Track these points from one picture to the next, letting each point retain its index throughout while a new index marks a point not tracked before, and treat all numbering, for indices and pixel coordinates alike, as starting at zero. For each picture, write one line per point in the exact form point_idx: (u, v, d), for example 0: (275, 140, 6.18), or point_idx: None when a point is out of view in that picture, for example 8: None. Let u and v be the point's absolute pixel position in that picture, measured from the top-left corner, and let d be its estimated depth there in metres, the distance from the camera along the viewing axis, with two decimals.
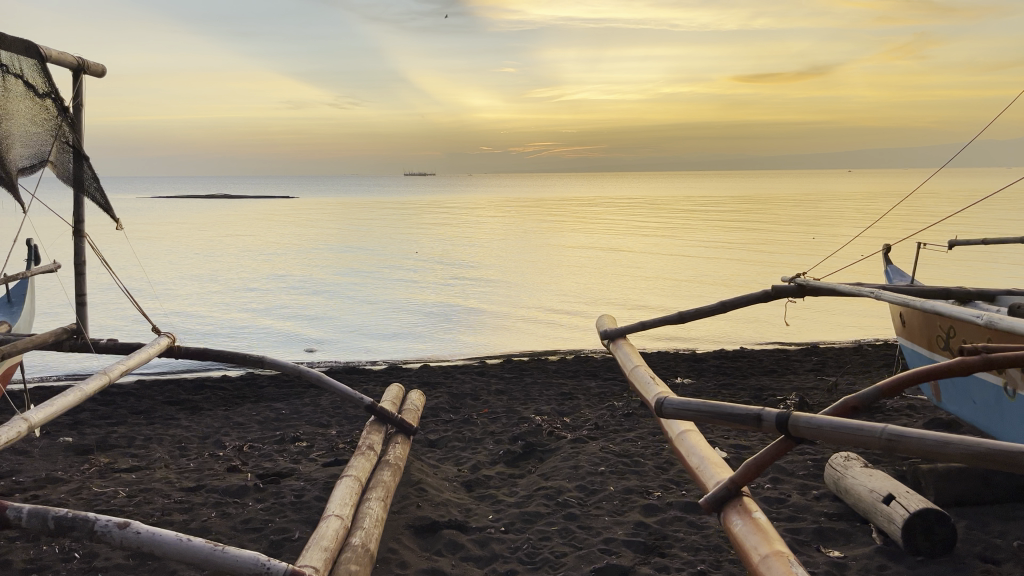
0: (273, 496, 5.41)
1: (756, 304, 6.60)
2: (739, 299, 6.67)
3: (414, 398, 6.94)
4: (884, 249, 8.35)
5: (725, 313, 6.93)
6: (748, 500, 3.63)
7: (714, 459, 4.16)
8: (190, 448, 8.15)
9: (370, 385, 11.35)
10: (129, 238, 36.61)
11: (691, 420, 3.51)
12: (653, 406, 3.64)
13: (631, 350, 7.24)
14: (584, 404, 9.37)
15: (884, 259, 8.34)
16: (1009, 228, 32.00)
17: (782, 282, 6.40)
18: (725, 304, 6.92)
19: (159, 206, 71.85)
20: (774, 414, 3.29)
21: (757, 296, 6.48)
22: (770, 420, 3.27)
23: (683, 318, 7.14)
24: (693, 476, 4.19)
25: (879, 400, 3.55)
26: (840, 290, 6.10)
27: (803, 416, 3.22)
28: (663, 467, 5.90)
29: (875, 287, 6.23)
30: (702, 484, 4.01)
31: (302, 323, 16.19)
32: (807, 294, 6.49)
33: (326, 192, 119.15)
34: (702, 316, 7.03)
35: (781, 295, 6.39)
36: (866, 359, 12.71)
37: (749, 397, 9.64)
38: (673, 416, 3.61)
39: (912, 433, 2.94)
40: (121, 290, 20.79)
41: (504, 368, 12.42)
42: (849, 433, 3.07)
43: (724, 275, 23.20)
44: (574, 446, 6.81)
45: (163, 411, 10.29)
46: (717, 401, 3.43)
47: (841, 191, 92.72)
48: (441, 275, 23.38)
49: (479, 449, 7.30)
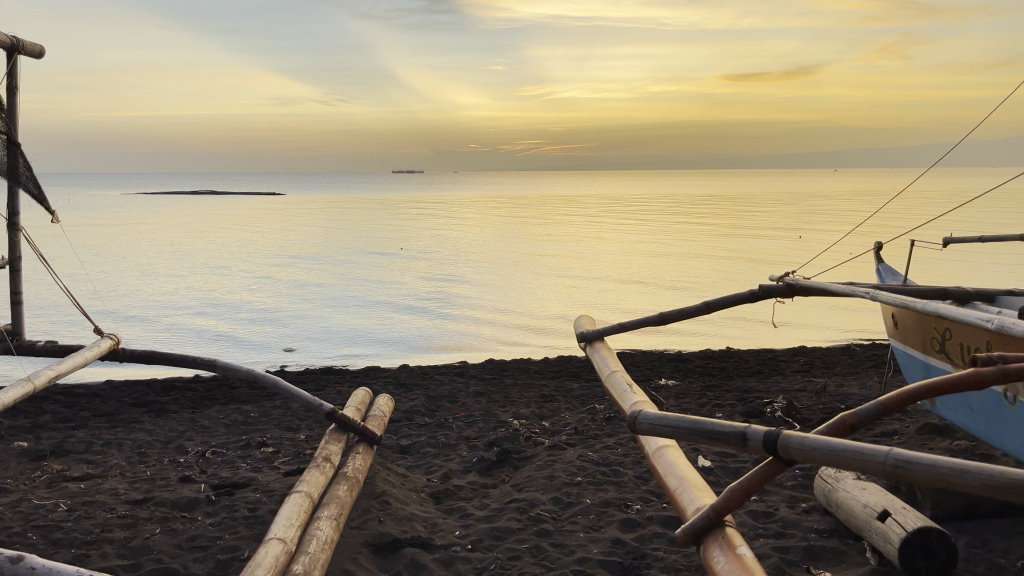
0: (225, 510, 5.04)
1: (743, 304, 6.24)
2: (725, 300, 6.32)
3: (381, 403, 6.58)
4: (876, 247, 8.02)
5: (709, 314, 6.56)
6: (732, 531, 3.27)
7: (693, 480, 3.80)
8: (149, 455, 7.75)
9: (345, 387, 10.98)
10: (110, 235, 36.07)
11: (667, 437, 3.18)
12: (626, 418, 3.31)
13: (610, 354, 6.89)
14: (564, 406, 9.05)
15: (876, 257, 8.02)
16: (995, 228, 32.03)
17: (770, 281, 6.05)
18: (710, 304, 6.55)
19: (142, 203, 71.15)
20: (761, 432, 2.96)
21: (743, 296, 6.13)
22: (757, 440, 2.95)
23: (665, 319, 6.77)
24: (671, 498, 3.83)
25: (880, 415, 3.22)
26: (834, 291, 5.75)
27: (795, 436, 2.90)
28: (643, 477, 5.57)
29: (869, 287, 5.89)
30: (680, 509, 3.65)
31: (277, 327, 15.79)
32: (797, 294, 6.13)
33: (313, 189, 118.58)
34: (685, 317, 6.66)
35: (769, 296, 6.04)
36: (854, 360, 12.44)
37: (734, 399, 9.35)
38: (648, 430, 3.25)
39: (920, 458, 2.61)
40: (92, 290, 20.25)
41: (484, 368, 12.08)
42: (844, 454, 2.75)
43: (711, 276, 22.98)
44: (550, 453, 6.47)
45: (127, 414, 9.87)
46: (698, 417, 3.10)
47: (826, 191, 93.17)
48: (423, 276, 22.99)
49: (452, 456, 6.95)
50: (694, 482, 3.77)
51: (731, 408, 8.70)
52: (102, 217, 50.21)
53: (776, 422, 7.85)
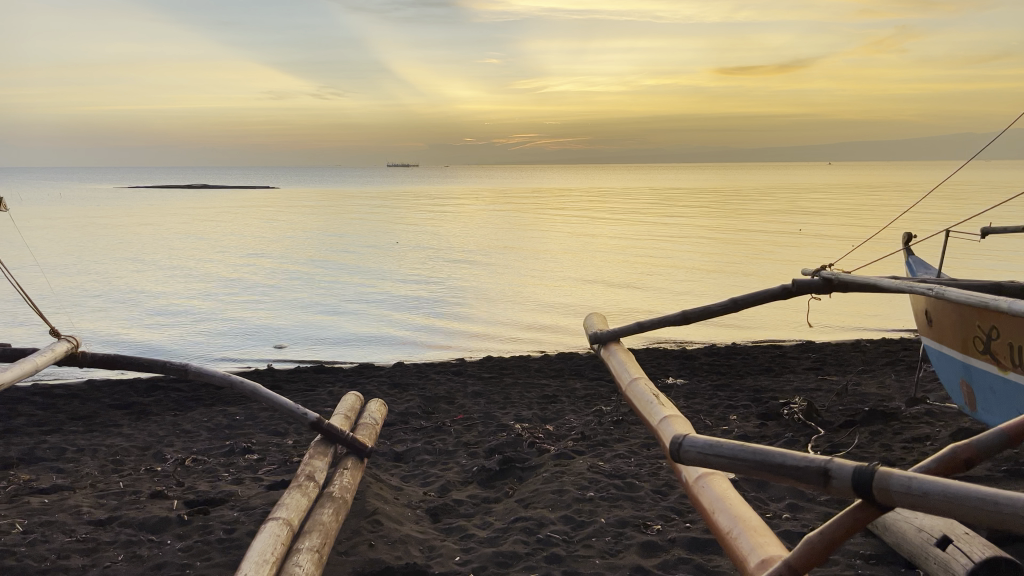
0: (199, 532, 4.52)
1: (773, 301, 5.72)
2: (754, 297, 5.78)
3: (373, 409, 6.04)
4: (905, 239, 7.53)
5: (735, 312, 6.01)
6: None
7: (748, 519, 3.28)
8: (125, 463, 7.22)
9: (336, 387, 10.48)
10: (95, 231, 35.22)
11: (720, 471, 2.64)
12: (670, 447, 2.76)
13: (625, 358, 6.31)
14: (568, 408, 8.55)
15: (904, 249, 7.52)
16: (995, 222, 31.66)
17: (806, 276, 5.53)
18: (737, 301, 6.00)
19: (128, 197, 69.86)
20: (850, 469, 2.44)
21: (774, 292, 5.60)
22: (842, 480, 2.45)
23: (687, 318, 6.22)
24: (721, 540, 3.32)
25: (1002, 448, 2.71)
26: (882, 285, 5.22)
27: (894, 475, 2.39)
28: (661, 491, 5.06)
29: (916, 281, 5.36)
30: (738, 558, 3.14)
31: (270, 324, 15.31)
32: (835, 290, 5.61)
33: (303, 182, 117.30)
34: (708, 316, 6.12)
35: (805, 291, 5.52)
36: (866, 356, 11.98)
37: (746, 399, 8.86)
38: (695, 462, 2.72)
39: None
40: (78, 286, 19.71)
41: (483, 366, 11.59)
42: (966, 505, 2.23)
43: (712, 271, 22.48)
44: (557, 463, 5.96)
45: (107, 416, 9.33)
46: (763, 447, 2.57)
47: (817, 184, 92.64)
48: (418, 271, 22.45)
49: (450, 464, 6.44)
50: (748, 522, 3.25)
51: (746, 410, 8.25)
52: (86, 211, 49.05)
53: (797, 424, 7.41)
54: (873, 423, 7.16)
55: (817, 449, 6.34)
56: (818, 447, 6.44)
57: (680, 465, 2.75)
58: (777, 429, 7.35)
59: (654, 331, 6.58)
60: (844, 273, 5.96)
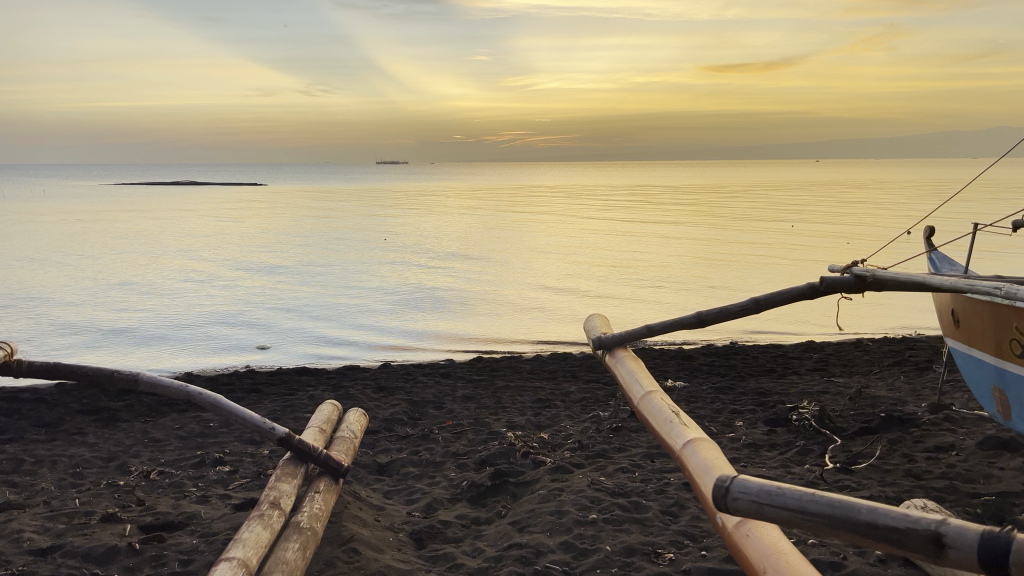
0: (151, 565, 4.02)
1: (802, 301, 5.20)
2: (777, 297, 5.29)
3: (352, 421, 5.51)
4: (928, 232, 7.07)
5: (755, 313, 5.51)
6: None
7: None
8: (85, 478, 6.65)
9: (318, 390, 9.94)
10: (70, 229, 34.23)
11: (786, 523, 2.17)
12: (717, 493, 2.30)
13: (635, 366, 5.77)
14: (563, 414, 8.06)
15: (927, 243, 7.09)
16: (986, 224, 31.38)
17: (836, 273, 5.04)
18: (757, 301, 5.48)
19: (106, 194, 68.50)
20: (971, 534, 1.92)
21: (805, 291, 5.09)
22: (955, 545, 1.93)
23: (701, 320, 5.68)
24: None
25: None
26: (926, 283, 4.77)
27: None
28: (671, 512, 4.56)
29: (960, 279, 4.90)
30: None
31: (252, 322, 14.71)
32: (868, 289, 5.11)
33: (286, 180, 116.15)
34: (725, 319, 5.58)
35: (836, 289, 5.03)
36: (871, 357, 11.54)
37: (752, 403, 8.39)
38: (748, 513, 2.25)
39: None
40: (51, 282, 18.96)
41: (472, 368, 11.04)
42: None
43: (706, 270, 22.01)
44: (555, 477, 5.45)
45: (72, 423, 8.76)
46: (840, 497, 2.12)
47: (799, 183, 92.66)
48: (405, 269, 21.87)
49: (438, 478, 5.93)
50: None
51: (752, 416, 7.77)
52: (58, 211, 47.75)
53: (809, 432, 6.92)
54: (890, 431, 6.68)
55: (834, 459, 5.86)
56: (836, 457, 5.94)
57: (728, 518, 2.28)
58: (788, 436, 6.86)
59: (664, 334, 6.02)
60: (875, 271, 5.48)
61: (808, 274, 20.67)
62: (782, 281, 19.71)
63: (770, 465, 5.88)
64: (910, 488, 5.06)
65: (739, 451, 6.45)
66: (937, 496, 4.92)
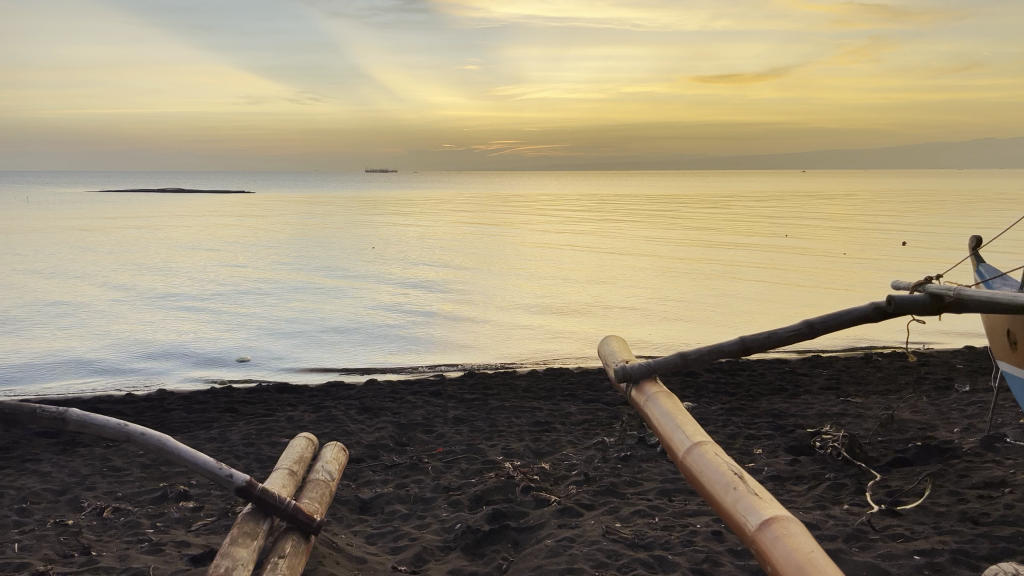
0: None
1: (870, 322, 4.72)
2: (834, 318, 4.80)
3: (330, 459, 4.83)
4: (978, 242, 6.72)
5: (808, 338, 4.93)
6: None
7: None
8: (31, 515, 5.90)
9: (297, 409, 9.18)
10: (42, 237, 32.91)
11: None
12: None
13: (669, 403, 4.87)
14: (563, 440, 7.36)
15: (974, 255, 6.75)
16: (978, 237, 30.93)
17: (904, 293, 4.65)
18: (812, 324, 4.90)
19: (82, 201, 66.72)
20: None
21: (870, 314, 4.65)
22: None
23: (746, 346, 5.02)
24: None
25: None
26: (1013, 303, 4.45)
27: None
28: (702, 571, 3.89)
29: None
30: None
31: (232, 334, 14.02)
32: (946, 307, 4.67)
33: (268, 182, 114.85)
34: (776, 343, 4.96)
35: (905, 311, 4.64)
36: (884, 373, 10.91)
37: (767, 426, 7.73)
38: None
39: None
40: (23, 291, 18.14)
41: (464, 385, 10.32)
42: None
43: (700, 279, 21.30)
44: (562, 522, 4.77)
45: (27, 446, 7.95)
46: None
47: (782, 191, 92.83)
48: (391, 278, 21.08)
49: (429, 519, 5.23)
50: None
51: (771, 442, 7.10)
52: (27, 216, 46.10)
53: (838, 463, 6.27)
54: (929, 463, 6.05)
55: (876, 498, 5.20)
56: (876, 495, 5.29)
57: None
58: (813, 467, 6.21)
59: (697, 363, 5.27)
60: (952, 285, 4.99)
61: (805, 284, 20.09)
62: (780, 290, 19.15)
63: (803, 503, 5.20)
64: (972, 538, 4.39)
65: (764, 485, 5.77)
66: (1006, 547, 4.26)
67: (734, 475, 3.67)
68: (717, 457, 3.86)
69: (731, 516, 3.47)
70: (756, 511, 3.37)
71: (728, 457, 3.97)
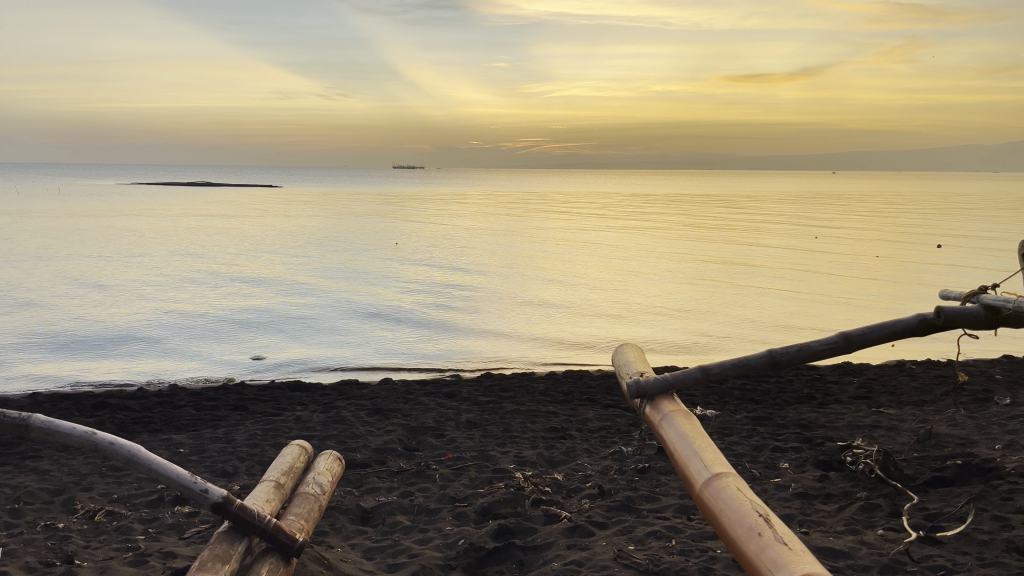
0: None
1: (914, 335, 4.34)
2: (873, 330, 4.43)
3: (322, 471, 4.54)
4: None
5: (846, 352, 4.56)
6: None
7: None
8: (23, 516, 5.66)
9: (306, 409, 8.93)
10: (65, 232, 32.93)
11: None
12: None
13: (688, 425, 4.51)
14: (579, 448, 7.01)
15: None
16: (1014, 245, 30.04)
17: (955, 304, 4.22)
18: (848, 337, 4.54)
19: (107, 195, 66.93)
20: None
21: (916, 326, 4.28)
22: None
23: (775, 359, 4.65)
24: None
25: None
26: None
27: None
28: None
29: None
30: None
31: (249, 337, 13.96)
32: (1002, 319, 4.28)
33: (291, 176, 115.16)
34: (809, 358, 4.59)
35: (956, 323, 4.22)
36: (918, 383, 10.43)
37: (795, 438, 7.32)
38: None
39: None
40: (45, 292, 18.15)
41: (479, 387, 9.98)
42: None
43: (725, 283, 20.77)
44: (572, 543, 4.46)
45: (29, 442, 7.74)
46: None
47: (810, 193, 91.38)
48: (410, 280, 20.82)
49: (431, 533, 4.92)
50: None
51: (798, 456, 6.71)
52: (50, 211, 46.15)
53: (871, 481, 5.87)
54: (971, 485, 5.63)
55: (913, 523, 4.81)
56: (913, 519, 4.90)
57: None
58: (845, 485, 5.82)
59: (720, 377, 4.90)
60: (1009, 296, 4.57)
61: (835, 290, 19.50)
62: (808, 296, 18.54)
63: (834, 526, 4.81)
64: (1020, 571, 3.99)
65: (790, 504, 5.39)
66: None
67: (759, 518, 3.33)
68: (741, 496, 3.51)
69: (756, 567, 3.12)
70: (785, 566, 3.02)
71: (752, 492, 3.63)
